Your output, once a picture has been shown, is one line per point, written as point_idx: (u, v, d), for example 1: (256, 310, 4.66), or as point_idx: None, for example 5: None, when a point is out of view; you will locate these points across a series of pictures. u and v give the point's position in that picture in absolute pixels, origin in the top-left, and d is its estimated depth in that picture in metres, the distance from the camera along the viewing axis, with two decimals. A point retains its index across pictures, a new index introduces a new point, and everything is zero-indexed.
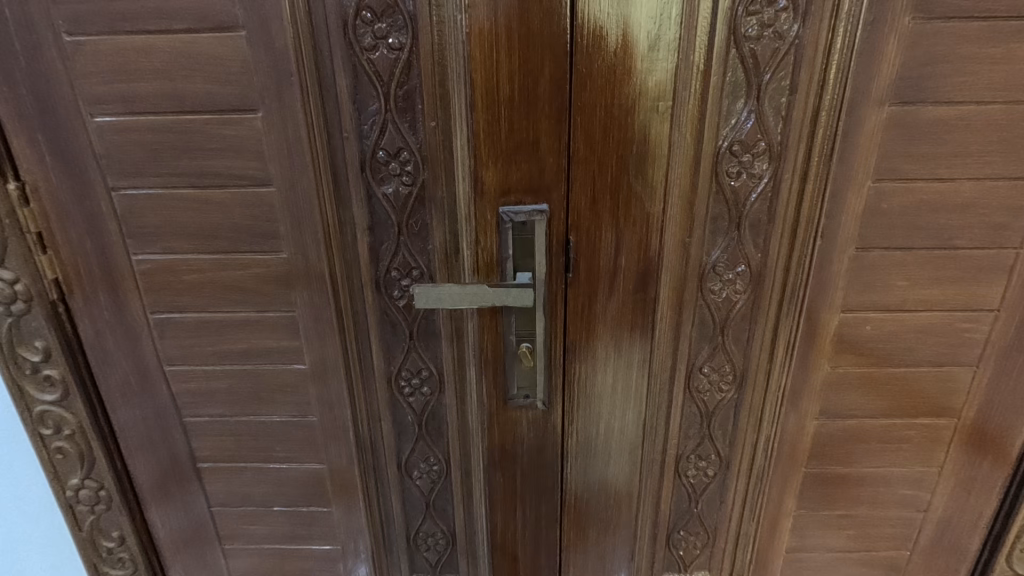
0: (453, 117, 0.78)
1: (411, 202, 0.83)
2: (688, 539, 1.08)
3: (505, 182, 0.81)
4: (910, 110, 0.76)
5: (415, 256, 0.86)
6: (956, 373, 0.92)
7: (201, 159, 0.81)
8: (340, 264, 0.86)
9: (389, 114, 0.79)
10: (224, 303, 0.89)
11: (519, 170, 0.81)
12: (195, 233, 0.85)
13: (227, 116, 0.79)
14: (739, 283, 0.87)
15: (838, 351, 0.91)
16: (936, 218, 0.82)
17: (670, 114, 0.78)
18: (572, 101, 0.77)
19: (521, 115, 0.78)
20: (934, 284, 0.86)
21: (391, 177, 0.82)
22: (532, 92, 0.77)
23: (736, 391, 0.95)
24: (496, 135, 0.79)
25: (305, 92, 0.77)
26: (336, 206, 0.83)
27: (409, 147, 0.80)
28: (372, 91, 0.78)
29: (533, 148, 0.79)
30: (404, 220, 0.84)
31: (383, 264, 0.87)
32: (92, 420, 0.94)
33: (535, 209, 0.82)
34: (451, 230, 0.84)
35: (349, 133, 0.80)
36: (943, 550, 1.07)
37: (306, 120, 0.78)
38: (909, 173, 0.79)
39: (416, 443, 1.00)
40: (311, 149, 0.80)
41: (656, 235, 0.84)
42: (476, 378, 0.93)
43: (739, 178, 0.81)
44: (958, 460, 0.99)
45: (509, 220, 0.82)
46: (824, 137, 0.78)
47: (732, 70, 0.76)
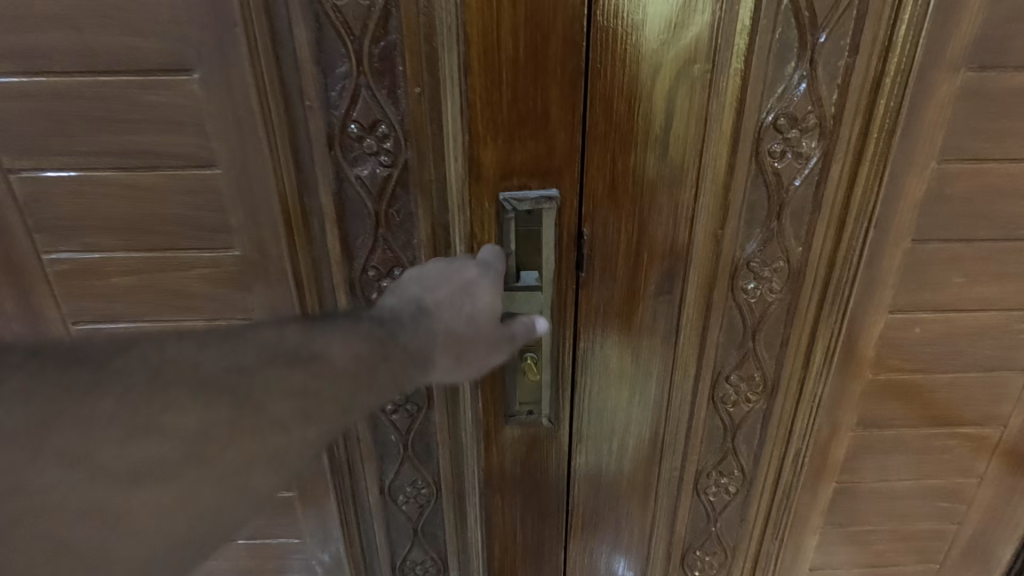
0: (443, 81, 0.63)
1: (392, 187, 0.68)
2: (705, 559, 0.98)
3: (507, 163, 0.67)
4: (987, 77, 0.64)
5: (397, 252, 0.71)
6: (1006, 378, 0.83)
7: (125, 132, 0.64)
8: (307, 264, 0.72)
9: (363, 77, 0.63)
10: (163, 312, 0.73)
11: (524, 148, 0.66)
12: (122, 225, 0.69)
13: (154, 78, 0.62)
14: (777, 281, 0.75)
15: (881, 357, 0.81)
16: (1004, 205, 0.71)
17: (707, 81, 0.64)
18: (589, 62, 0.63)
19: (527, 80, 0.63)
20: (994, 281, 0.75)
21: (366, 157, 0.67)
22: (541, 50, 0.62)
23: (765, 401, 0.84)
24: (496, 105, 0.64)
25: (256, 48, 0.61)
26: (299, 192, 0.68)
27: (388, 118, 0.65)
28: (340, 47, 0.62)
29: (540, 120, 0.65)
30: (384, 209, 0.69)
31: (358, 262, 0.72)
32: None
33: (542, 195, 0.68)
34: (442, 222, 0.70)
35: (312, 102, 0.64)
36: (975, 562, 1.00)
37: (258, 83, 0.63)
38: (978, 152, 0.68)
39: (401, 465, 0.87)
40: (265, 122, 0.64)
41: (685, 226, 0.71)
42: (471, 393, 0.81)
43: (783, 159, 0.68)
44: (998, 470, 0.91)
45: (511, 209, 0.68)
46: (887, 108, 0.66)
47: (783, 27, 0.63)
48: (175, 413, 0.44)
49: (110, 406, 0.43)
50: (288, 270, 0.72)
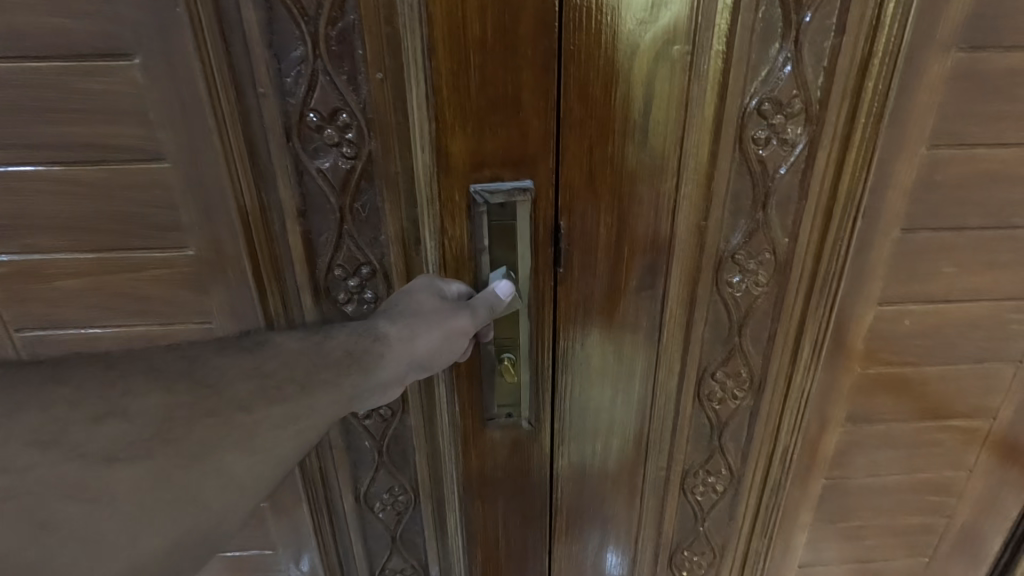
0: (406, 66, 0.59)
1: (356, 179, 0.64)
2: (693, 559, 0.95)
3: (478, 153, 0.63)
4: (979, 58, 0.61)
5: (363, 249, 0.68)
6: (997, 370, 0.81)
7: (61, 123, 0.60)
8: (268, 262, 0.67)
9: (320, 61, 0.59)
10: (114, 316, 0.69)
11: (495, 137, 0.62)
12: (64, 225, 0.64)
13: (91, 63, 0.58)
14: (763, 273, 0.72)
15: (870, 350, 0.78)
16: (996, 192, 0.68)
17: (687, 64, 0.61)
18: (562, 43, 0.59)
19: (495, 63, 0.59)
20: (985, 271, 0.73)
21: (327, 147, 0.63)
22: (510, 29, 0.58)
23: (752, 397, 0.82)
24: (464, 91, 0.60)
25: (200, 31, 0.57)
26: (257, 187, 0.64)
27: (349, 106, 0.61)
28: (294, 29, 0.58)
29: (511, 106, 0.61)
30: (348, 204, 0.65)
31: (323, 259, 0.68)
32: None
33: (516, 186, 0.64)
34: (410, 216, 0.66)
35: (265, 89, 0.60)
36: (964, 555, 0.99)
37: (204, 69, 0.58)
38: (969, 137, 0.65)
39: (376, 471, 0.83)
40: (216, 111, 0.60)
41: (667, 217, 0.68)
42: (447, 395, 0.77)
43: (768, 147, 0.65)
44: (989, 462, 0.89)
45: (483, 202, 0.64)
46: (875, 92, 0.62)
47: (766, 6, 0.59)
48: (137, 394, 0.47)
49: (66, 395, 0.44)
50: (249, 269, 0.68)
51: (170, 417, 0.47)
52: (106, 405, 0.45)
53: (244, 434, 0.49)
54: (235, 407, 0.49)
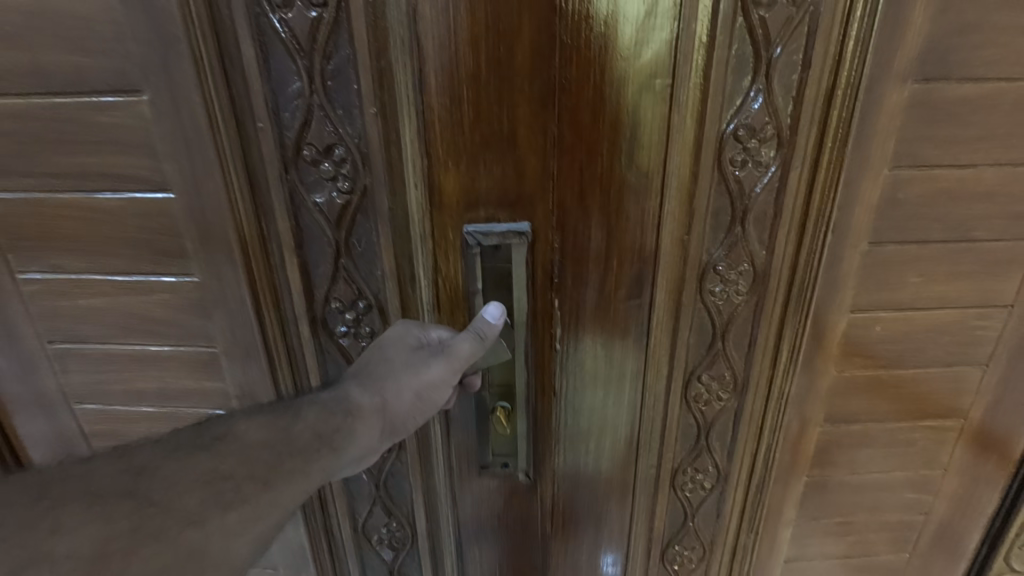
0: (396, 103, 0.66)
1: (350, 211, 0.72)
2: (684, 553, 1.01)
3: (473, 189, 0.69)
4: (933, 87, 0.67)
5: (360, 286, 0.76)
6: (965, 373, 0.86)
7: (86, 160, 0.71)
8: (267, 284, 0.76)
9: (320, 100, 0.67)
10: (132, 334, 0.81)
11: (489, 174, 0.69)
12: (87, 249, 0.76)
13: (105, 99, 0.68)
14: (742, 283, 0.78)
15: (846, 354, 0.84)
16: (956, 208, 0.74)
17: (669, 94, 0.67)
18: (551, 83, 0.65)
19: (489, 98, 0.65)
20: (949, 281, 0.79)
21: (325, 181, 0.70)
22: (501, 67, 0.64)
23: (736, 400, 0.87)
24: (459, 126, 0.66)
25: (202, 67, 0.65)
26: (258, 218, 0.72)
27: (343, 140, 0.68)
28: (291, 71, 0.66)
29: (504, 139, 0.67)
30: (343, 237, 0.73)
31: (321, 285, 0.76)
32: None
33: (511, 229, 0.71)
34: (400, 247, 0.74)
35: (264, 123, 0.67)
36: (943, 551, 1.04)
37: (206, 102, 0.67)
38: (929, 158, 0.71)
39: (373, 505, 0.96)
40: (219, 147, 0.69)
41: (652, 232, 0.74)
42: (442, 441, 0.88)
43: (744, 168, 0.72)
44: (961, 460, 0.94)
45: (477, 243, 0.71)
46: (840, 119, 0.69)
47: (739, 43, 0.66)
48: (64, 533, 0.43)
49: None
50: (248, 298, 0.77)
51: (106, 550, 0.44)
52: (32, 549, 0.42)
53: (191, 552, 0.48)
54: (187, 523, 0.49)
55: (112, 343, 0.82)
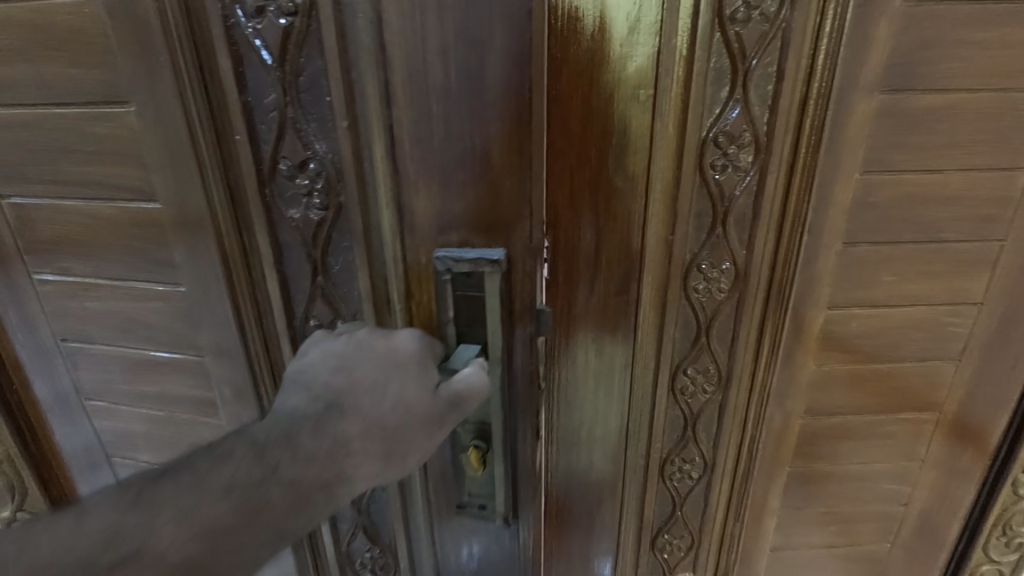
0: (363, 120, 0.66)
1: (325, 226, 0.74)
2: (673, 542, 1.05)
3: (444, 215, 0.68)
4: (900, 98, 0.72)
5: (337, 305, 0.79)
6: (940, 367, 0.91)
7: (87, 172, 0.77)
8: (247, 292, 0.81)
9: (293, 114, 0.69)
10: (129, 336, 0.87)
11: (461, 199, 0.67)
12: (87, 254, 0.81)
13: (101, 110, 0.73)
14: (724, 280, 0.83)
15: (824, 348, 0.88)
16: (925, 210, 0.79)
17: (652, 103, 0.72)
18: (523, 99, 0.62)
19: (456, 114, 0.63)
20: (921, 279, 0.83)
21: (302, 195, 0.73)
22: (469, 81, 0.61)
23: (721, 393, 0.92)
24: (427, 144, 0.65)
25: (185, 85, 0.70)
26: (239, 232, 0.77)
27: (315, 154, 0.70)
28: (266, 85, 0.68)
29: (470, 159, 0.65)
30: (319, 254, 0.76)
31: (300, 297, 0.80)
32: (19, 438, 0.94)
33: (483, 257, 0.69)
34: (374, 265, 0.75)
35: (241, 136, 0.71)
36: (925, 541, 1.07)
37: (187, 117, 0.71)
38: (898, 164, 0.76)
39: (356, 531, 1.01)
40: (201, 158, 0.73)
41: (638, 232, 0.79)
42: (419, 479, 0.88)
43: (724, 172, 0.76)
44: (939, 452, 0.99)
45: (448, 269, 0.69)
46: (813, 126, 0.74)
47: (716, 56, 0.71)
48: None
49: None
50: (230, 310, 0.82)
51: None
52: None
53: None
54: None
55: (112, 341, 0.88)
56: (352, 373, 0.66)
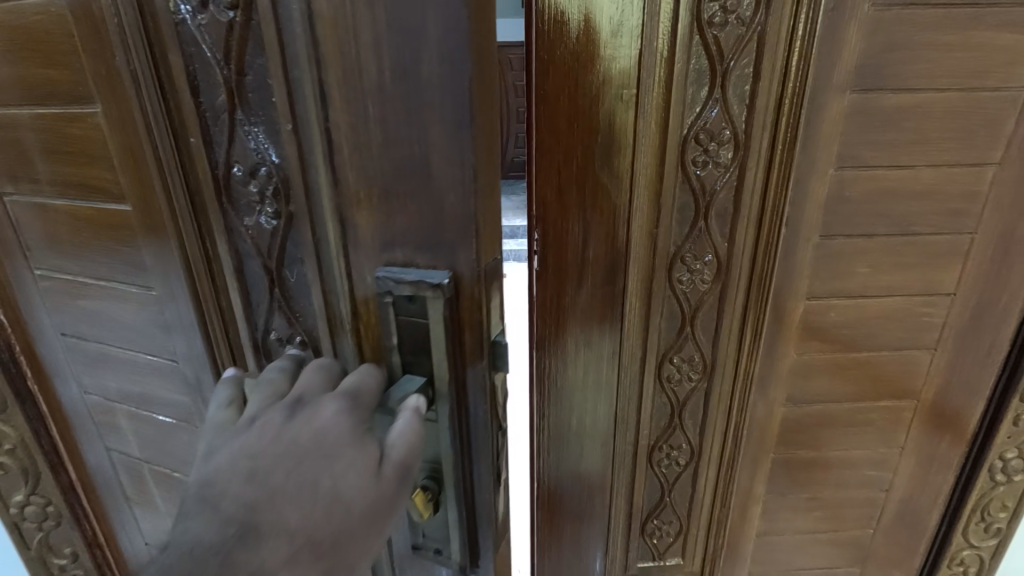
0: (305, 119, 0.47)
1: (280, 241, 0.55)
2: (663, 528, 1.09)
3: (387, 230, 0.48)
4: (871, 97, 0.76)
5: (296, 315, 0.59)
6: (917, 356, 0.94)
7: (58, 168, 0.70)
8: (217, 310, 0.67)
9: (235, 110, 0.51)
10: (114, 339, 0.80)
11: (404, 211, 0.47)
12: (73, 252, 0.75)
13: (70, 111, 0.67)
14: (707, 272, 0.87)
15: (804, 338, 0.92)
16: (898, 204, 0.83)
17: (635, 102, 0.76)
18: (464, 99, 0.41)
19: (396, 122, 0.44)
20: (895, 270, 0.87)
21: (252, 199, 0.55)
22: (406, 80, 0.42)
23: (706, 381, 0.96)
24: (365, 153, 0.46)
25: (140, 78, 0.57)
26: (200, 240, 0.63)
27: (267, 160, 0.52)
28: (206, 59, 0.50)
29: (419, 179, 0.45)
30: (276, 268, 0.57)
31: (260, 305, 0.61)
32: (34, 433, 0.88)
33: (425, 278, 0.47)
34: (326, 296, 0.55)
35: (195, 135, 0.55)
36: (906, 526, 1.11)
37: (141, 114, 0.60)
38: (870, 160, 0.80)
39: None
40: (163, 159, 0.60)
41: (624, 226, 0.83)
42: None
43: (705, 168, 0.80)
44: (918, 439, 1.02)
45: (387, 292, 0.49)
46: (789, 124, 0.77)
47: (696, 58, 0.75)
48: None
49: None
50: (198, 318, 0.69)
51: None
52: None
53: None
54: None
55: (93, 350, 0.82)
56: (271, 481, 0.42)
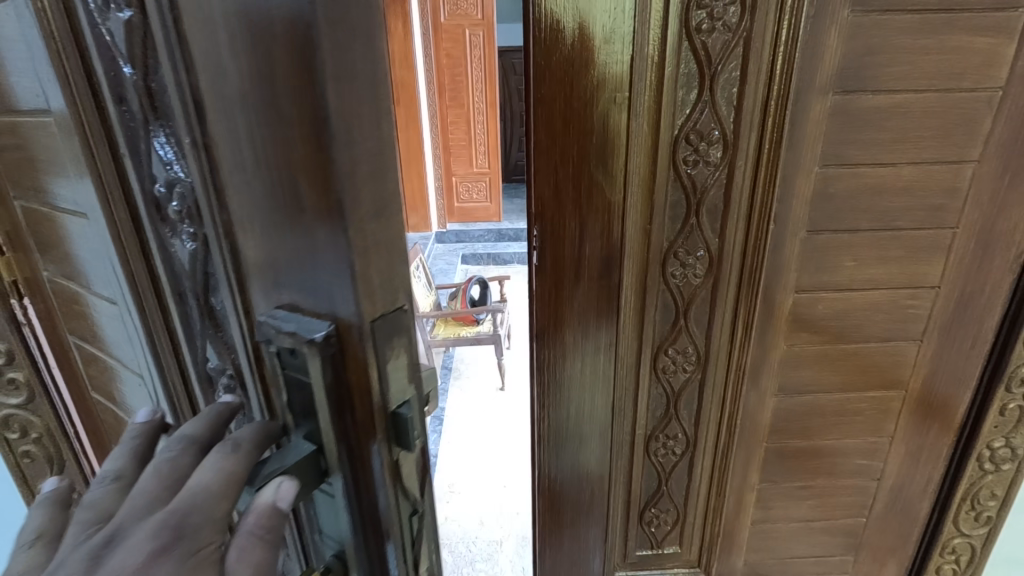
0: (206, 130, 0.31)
1: (203, 270, 0.40)
2: (660, 516, 1.12)
3: (272, 268, 0.33)
4: (851, 98, 0.80)
5: (236, 358, 0.43)
6: (903, 347, 0.98)
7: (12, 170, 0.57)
8: (163, 339, 0.49)
9: (148, 115, 0.38)
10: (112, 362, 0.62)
11: (287, 253, 0.31)
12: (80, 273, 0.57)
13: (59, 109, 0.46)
14: (699, 266, 0.91)
15: (793, 330, 0.96)
16: (880, 200, 0.87)
17: (628, 105, 0.80)
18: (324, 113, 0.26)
19: (252, 128, 0.29)
20: (879, 264, 0.91)
21: (173, 218, 0.41)
22: (253, 61, 0.27)
23: (700, 372, 0.99)
24: (241, 172, 0.31)
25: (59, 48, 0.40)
26: (140, 262, 0.45)
27: (180, 175, 0.38)
28: (116, 59, 0.37)
29: (287, 206, 0.30)
30: (207, 302, 0.42)
31: (198, 335, 0.45)
32: (63, 425, 0.73)
33: (303, 328, 0.32)
34: (243, 334, 0.39)
35: (119, 145, 0.41)
36: (897, 515, 1.14)
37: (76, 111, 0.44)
38: (852, 158, 0.84)
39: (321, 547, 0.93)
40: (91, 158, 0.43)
41: (619, 222, 0.87)
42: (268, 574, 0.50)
43: (695, 166, 0.84)
44: (907, 429, 1.05)
45: (268, 342, 0.34)
46: (775, 125, 0.81)
47: (685, 63, 0.79)
48: None
49: None
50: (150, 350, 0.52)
51: None
52: None
53: None
54: None
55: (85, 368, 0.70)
56: None
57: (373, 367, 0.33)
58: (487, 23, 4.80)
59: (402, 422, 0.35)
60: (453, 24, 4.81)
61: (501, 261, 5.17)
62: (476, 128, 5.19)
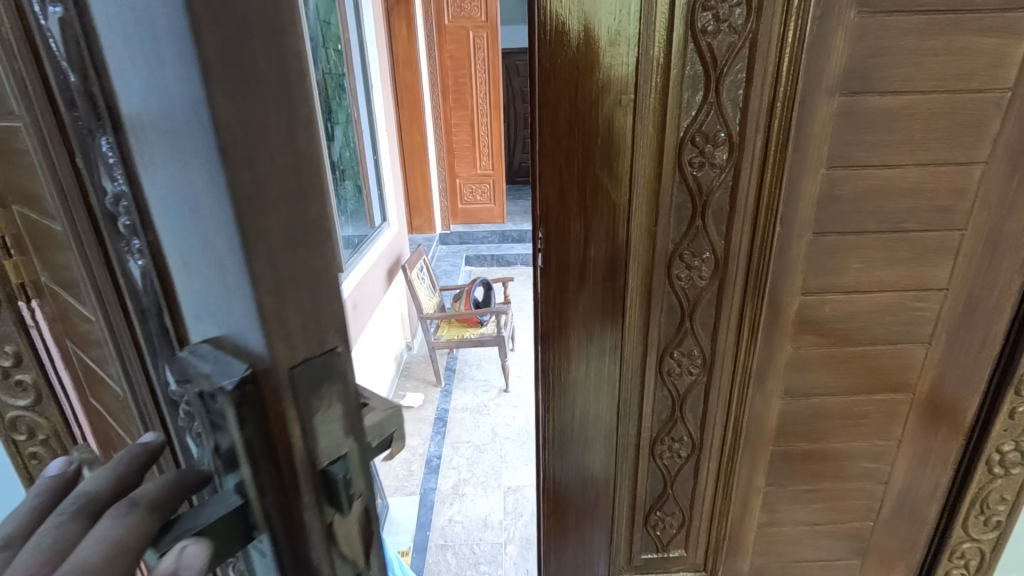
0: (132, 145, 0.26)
1: (153, 302, 0.34)
2: (666, 520, 1.12)
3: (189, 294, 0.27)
4: (858, 100, 0.80)
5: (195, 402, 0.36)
6: (911, 350, 0.97)
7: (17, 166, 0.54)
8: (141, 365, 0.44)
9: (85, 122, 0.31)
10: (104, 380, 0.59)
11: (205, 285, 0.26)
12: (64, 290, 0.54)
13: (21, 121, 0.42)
14: (704, 268, 0.90)
15: (799, 332, 0.96)
16: (886, 202, 0.86)
17: (633, 107, 0.80)
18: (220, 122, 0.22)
19: (156, 153, 0.25)
20: (886, 266, 0.91)
21: (125, 241, 0.35)
22: (145, 63, 0.23)
23: (705, 375, 0.99)
24: (161, 188, 0.26)
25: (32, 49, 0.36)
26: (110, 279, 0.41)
27: (121, 196, 0.31)
28: (60, 62, 0.32)
29: (193, 230, 0.25)
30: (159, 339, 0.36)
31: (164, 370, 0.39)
32: (71, 427, 0.71)
33: (219, 368, 0.26)
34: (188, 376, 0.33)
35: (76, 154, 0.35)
36: (905, 519, 1.13)
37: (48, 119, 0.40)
38: (859, 160, 0.84)
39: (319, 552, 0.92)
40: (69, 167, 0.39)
41: (624, 224, 0.87)
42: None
43: (701, 168, 0.84)
44: (915, 432, 1.04)
45: (183, 382, 0.28)
46: (781, 127, 0.81)
47: (690, 65, 0.79)
48: None
49: None
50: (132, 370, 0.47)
51: None
52: None
53: None
54: None
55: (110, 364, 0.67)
56: None
57: (296, 422, 0.28)
58: (491, 25, 4.80)
59: (337, 480, 0.30)
60: (456, 26, 4.82)
61: (504, 263, 5.20)
62: (480, 130, 5.20)
